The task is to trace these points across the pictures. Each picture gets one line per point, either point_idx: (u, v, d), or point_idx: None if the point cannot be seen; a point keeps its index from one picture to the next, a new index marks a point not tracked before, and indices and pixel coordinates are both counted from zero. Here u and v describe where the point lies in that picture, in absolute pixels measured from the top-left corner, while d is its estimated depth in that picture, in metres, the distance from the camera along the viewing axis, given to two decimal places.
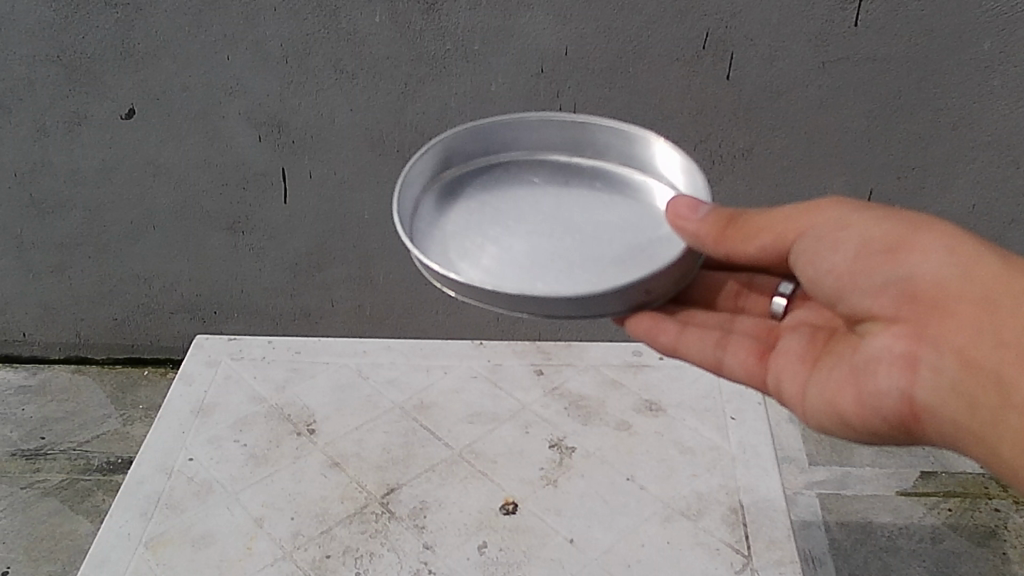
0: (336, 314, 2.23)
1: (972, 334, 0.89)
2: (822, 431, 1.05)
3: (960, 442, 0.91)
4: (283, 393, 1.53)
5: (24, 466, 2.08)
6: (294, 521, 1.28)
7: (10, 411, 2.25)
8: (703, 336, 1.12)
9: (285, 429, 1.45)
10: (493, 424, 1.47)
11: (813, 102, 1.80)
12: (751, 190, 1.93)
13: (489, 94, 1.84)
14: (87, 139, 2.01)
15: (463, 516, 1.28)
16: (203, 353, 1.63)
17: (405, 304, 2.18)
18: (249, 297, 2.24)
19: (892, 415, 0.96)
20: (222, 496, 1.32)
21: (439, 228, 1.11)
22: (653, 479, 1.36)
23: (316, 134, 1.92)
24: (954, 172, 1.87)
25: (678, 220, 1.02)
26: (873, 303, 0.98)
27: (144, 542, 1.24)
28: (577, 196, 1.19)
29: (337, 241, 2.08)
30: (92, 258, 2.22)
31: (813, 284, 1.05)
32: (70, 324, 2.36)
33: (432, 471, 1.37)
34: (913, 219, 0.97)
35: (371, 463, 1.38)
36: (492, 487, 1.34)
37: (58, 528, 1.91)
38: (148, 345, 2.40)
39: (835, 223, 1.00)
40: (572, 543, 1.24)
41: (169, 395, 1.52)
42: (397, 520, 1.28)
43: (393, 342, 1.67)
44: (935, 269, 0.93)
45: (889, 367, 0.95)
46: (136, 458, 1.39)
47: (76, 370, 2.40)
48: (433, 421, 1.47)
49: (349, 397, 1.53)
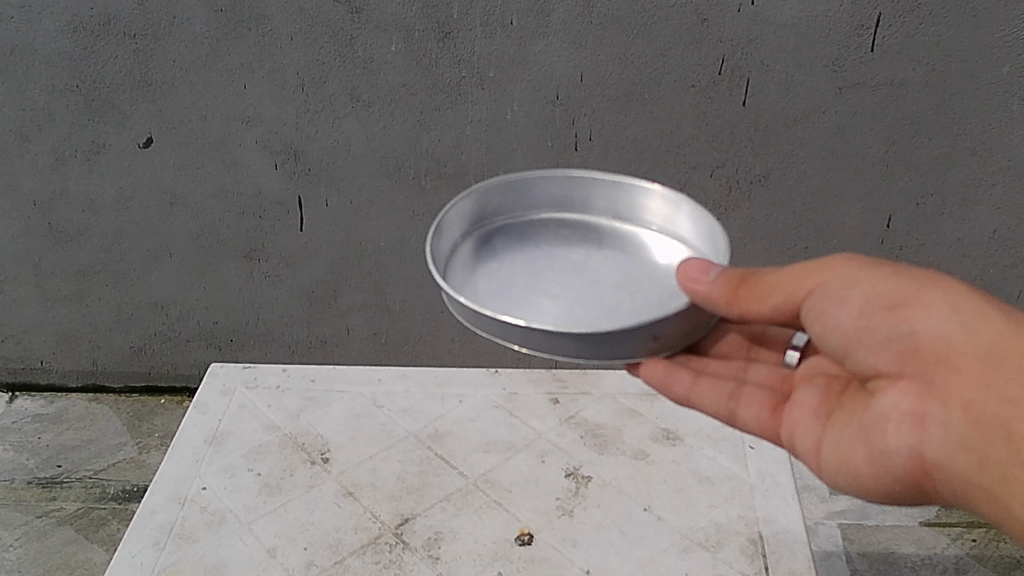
0: (352, 342, 2.22)
1: (978, 390, 0.87)
2: (836, 490, 1.03)
3: (974, 500, 0.88)
4: (297, 422, 1.53)
5: (40, 494, 2.08)
6: (308, 551, 1.26)
7: (27, 439, 2.25)
8: (718, 386, 1.10)
9: (298, 458, 1.44)
10: (509, 453, 1.46)
11: (829, 128, 1.79)
12: (768, 217, 1.92)
13: (505, 122, 1.84)
14: (105, 168, 2.02)
15: (478, 546, 1.27)
16: (217, 381, 1.63)
17: (421, 332, 2.17)
18: (265, 325, 2.24)
19: (903, 474, 0.95)
20: (235, 526, 1.31)
21: (470, 272, 1.15)
22: (670, 509, 1.34)
23: (332, 162, 1.93)
24: (974, 199, 1.85)
25: (690, 283, 0.97)
26: (879, 360, 0.96)
27: (156, 573, 1.23)
28: (608, 255, 1.20)
29: (354, 268, 2.08)
30: (109, 286, 2.22)
31: (820, 338, 1.02)
32: (87, 352, 2.36)
33: (446, 501, 1.35)
34: (917, 276, 0.95)
35: (385, 492, 1.37)
36: (508, 517, 1.32)
37: (73, 557, 1.91)
38: (164, 373, 2.40)
39: (843, 278, 0.98)
40: (589, 574, 1.22)
41: (183, 424, 1.52)
42: (411, 551, 1.27)
43: (408, 370, 1.66)
44: (940, 326, 0.91)
45: (898, 424, 0.93)
46: (149, 488, 1.38)
47: (93, 399, 2.40)
48: (448, 450, 1.46)
49: (363, 426, 1.52)
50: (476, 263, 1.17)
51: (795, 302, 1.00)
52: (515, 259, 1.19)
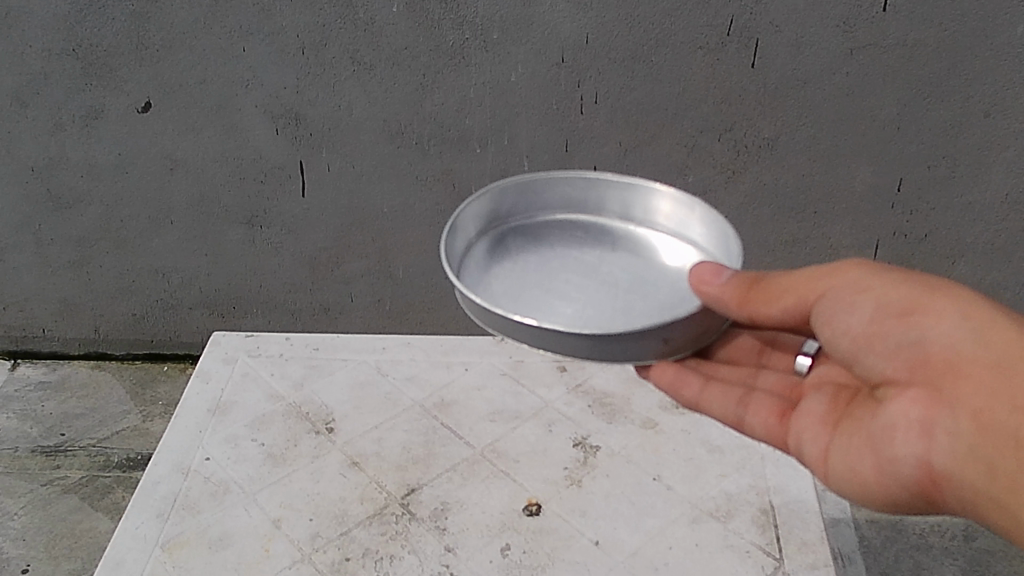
0: (356, 309, 2.20)
1: (987, 398, 0.91)
2: (843, 496, 1.07)
3: (981, 509, 0.92)
4: (301, 391, 1.51)
5: (44, 462, 2.07)
6: (313, 522, 1.25)
7: (30, 407, 2.24)
8: (729, 392, 1.15)
9: (303, 427, 1.43)
10: (516, 422, 1.44)
11: (840, 90, 1.75)
12: (777, 182, 1.89)
13: (509, 85, 1.81)
14: (104, 133, 1.99)
15: (486, 517, 1.26)
16: (219, 350, 1.61)
17: (426, 299, 2.15)
18: (268, 292, 2.22)
19: (910, 481, 0.98)
20: (240, 496, 1.29)
21: (486, 272, 1.18)
22: (680, 479, 1.32)
23: (333, 126, 1.90)
24: (986, 162, 1.82)
25: (701, 285, 1.00)
26: (888, 366, 1.00)
27: (161, 544, 1.22)
28: (620, 257, 1.24)
29: (357, 234, 2.06)
30: (110, 253, 2.20)
31: (830, 343, 1.06)
32: (89, 319, 2.34)
33: (453, 471, 1.34)
34: (927, 285, 0.99)
35: (391, 462, 1.36)
36: (516, 487, 1.31)
37: (78, 525, 1.91)
38: (167, 341, 2.38)
39: (854, 285, 1.02)
40: (598, 545, 1.21)
41: (186, 393, 1.50)
42: (418, 521, 1.25)
43: (413, 339, 1.64)
44: (949, 335, 0.95)
45: (906, 432, 0.97)
46: (152, 458, 1.36)
47: (96, 366, 2.39)
48: (454, 419, 1.45)
49: (367, 394, 1.50)
50: (491, 262, 1.21)
51: (807, 307, 1.04)
52: (529, 260, 1.23)
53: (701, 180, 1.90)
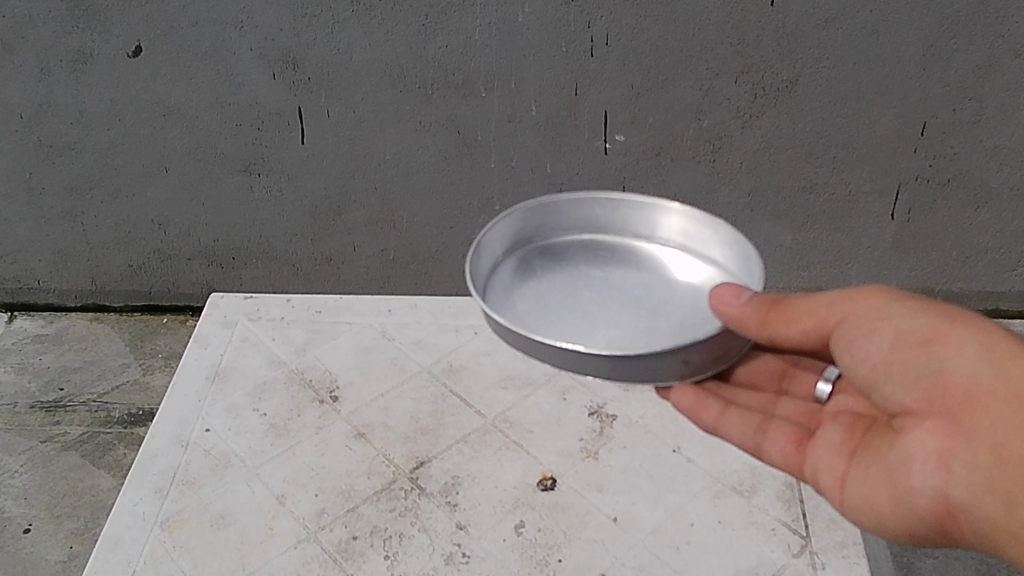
0: (359, 260, 2.14)
1: (1007, 430, 0.87)
2: (857, 527, 1.02)
3: (1001, 543, 0.88)
4: (304, 357, 1.46)
5: (43, 418, 2.03)
6: (318, 498, 1.21)
7: (28, 361, 2.19)
8: (745, 419, 1.11)
9: (306, 396, 1.38)
10: (528, 389, 1.39)
11: (864, 29, 1.68)
12: (795, 126, 1.81)
13: (516, 26, 1.72)
14: (93, 79, 1.91)
15: (499, 492, 1.21)
16: (219, 313, 1.56)
17: (430, 249, 2.09)
18: (268, 242, 2.15)
19: (927, 514, 0.93)
20: (241, 471, 1.25)
21: (509, 293, 1.14)
22: (701, 450, 1.27)
23: (332, 71, 1.82)
24: (1013, 104, 1.77)
25: (721, 305, 0.96)
26: (906, 396, 0.95)
27: (159, 523, 1.18)
28: (648, 277, 1.19)
29: (358, 183, 1.99)
30: (105, 203, 2.13)
31: (849, 370, 1.01)
32: (85, 271, 2.28)
33: (463, 442, 1.29)
34: (949, 314, 0.94)
35: (398, 433, 1.31)
36: (529, 459, 1.26)
37: (80, 483, 1.87)
38: (165, 292, 2.32)
39: (874, 313, 0.98)
40: (616, 522, 1.16)
41: (184, 359, 1.45)
42: (427, 497, 1.21)
43: (419, 300, 1.59)
44: (970, 366, 0.91)
45: (923, 464, 0.92)
46: (148, 431, 1.32)
47: (94, 319, 2.34)
48: (464, 386, 1.39)
49: (372, 360, 1.45)
50: (514, 284, 1.16)
51: (826, 333, 1.00)
52: (554, 279, 1.18)
53: (718, 125, 1.82)
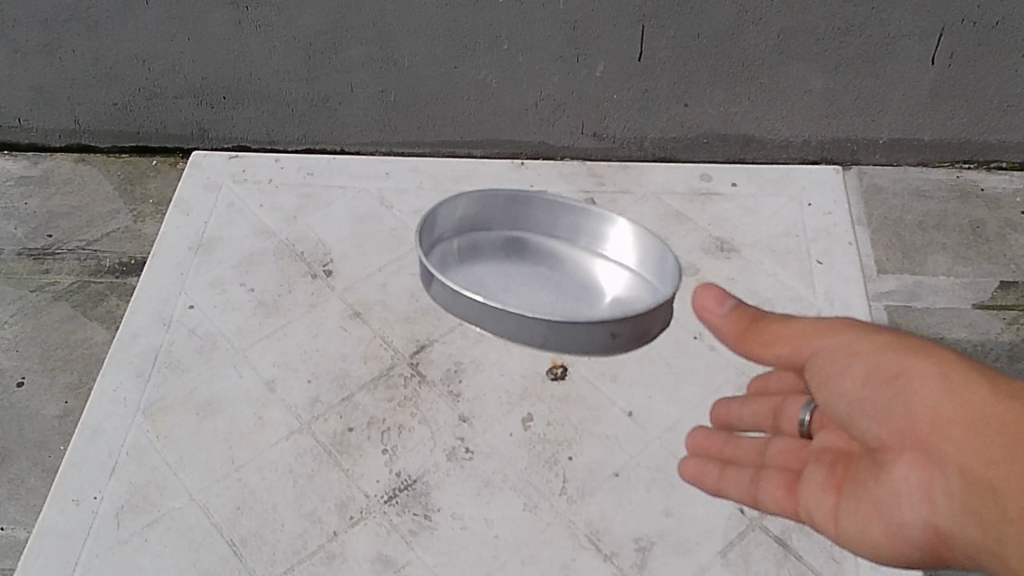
0: (357, 100, 1.98)
1: (972, 456, 0.83)
2: (860, 561, 0.97)
3: (985, 564, 0.84)
4: (296, 224, 1.52)
5: (32, 267, 1.95)
6: (311, 385, 1.29)
7: (13, 205, 2.09)
8: (738, 475, 1.08)
9: (298, 270, 1.44)
10: (537, 266, 1.44)
11: None
12: None
13: None
14: None
15: (500, 381, 1.29)
16: (202, 173, 1.61)
17: (434, 91, 1.93)
18: (260, 81, 2.00)
19: (920, 543, 0.89)
20: (228, 354, 1.32)
21: None
22: (717, 336, 1.34)
23: None
24: None
25: (703, 310, 1.04)
26: (881, 431, 0.91)
27: (142, 412, 1.26)
28: None
29: (355, 15, 1.82)
30: (83, 37, 1.98)
31: (827, 407, 0.98)
32: (67, 109, 2.15)
33: (466, 326, 1.36)
34: (906, 344, 0.91)
35: (397, 314, 1.38)
36: (537, 349, 1.33)
37: (71, 336, 1.80)
38: (154, 134, 2.18)
39: (839, 354, 0.94)
40: (630, 416, 1.25)
41: (167, 226, 1.51)
42: (429, 386, 1.28)
43: (419, 164, 1.64)
44: (931, 401, 0.86)
45: (910, 498, 0.87)
46: (132, 309, 1.38)
47: (80, 160, 2.22)
48: (464, 257, 1.44)
49: (367, 232, 1.50)
50: None
51: (800, 363, 0.99)
52: None
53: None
